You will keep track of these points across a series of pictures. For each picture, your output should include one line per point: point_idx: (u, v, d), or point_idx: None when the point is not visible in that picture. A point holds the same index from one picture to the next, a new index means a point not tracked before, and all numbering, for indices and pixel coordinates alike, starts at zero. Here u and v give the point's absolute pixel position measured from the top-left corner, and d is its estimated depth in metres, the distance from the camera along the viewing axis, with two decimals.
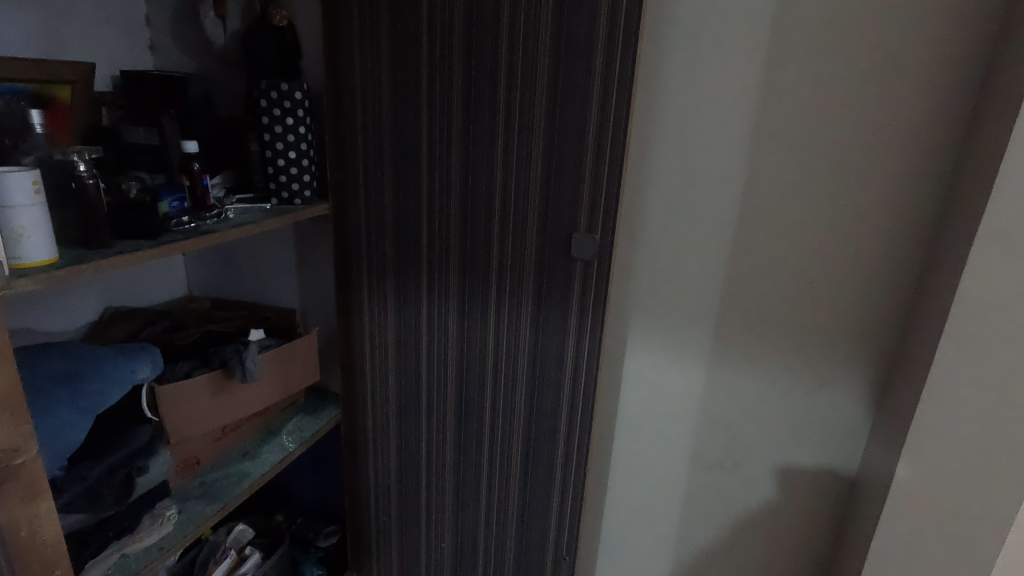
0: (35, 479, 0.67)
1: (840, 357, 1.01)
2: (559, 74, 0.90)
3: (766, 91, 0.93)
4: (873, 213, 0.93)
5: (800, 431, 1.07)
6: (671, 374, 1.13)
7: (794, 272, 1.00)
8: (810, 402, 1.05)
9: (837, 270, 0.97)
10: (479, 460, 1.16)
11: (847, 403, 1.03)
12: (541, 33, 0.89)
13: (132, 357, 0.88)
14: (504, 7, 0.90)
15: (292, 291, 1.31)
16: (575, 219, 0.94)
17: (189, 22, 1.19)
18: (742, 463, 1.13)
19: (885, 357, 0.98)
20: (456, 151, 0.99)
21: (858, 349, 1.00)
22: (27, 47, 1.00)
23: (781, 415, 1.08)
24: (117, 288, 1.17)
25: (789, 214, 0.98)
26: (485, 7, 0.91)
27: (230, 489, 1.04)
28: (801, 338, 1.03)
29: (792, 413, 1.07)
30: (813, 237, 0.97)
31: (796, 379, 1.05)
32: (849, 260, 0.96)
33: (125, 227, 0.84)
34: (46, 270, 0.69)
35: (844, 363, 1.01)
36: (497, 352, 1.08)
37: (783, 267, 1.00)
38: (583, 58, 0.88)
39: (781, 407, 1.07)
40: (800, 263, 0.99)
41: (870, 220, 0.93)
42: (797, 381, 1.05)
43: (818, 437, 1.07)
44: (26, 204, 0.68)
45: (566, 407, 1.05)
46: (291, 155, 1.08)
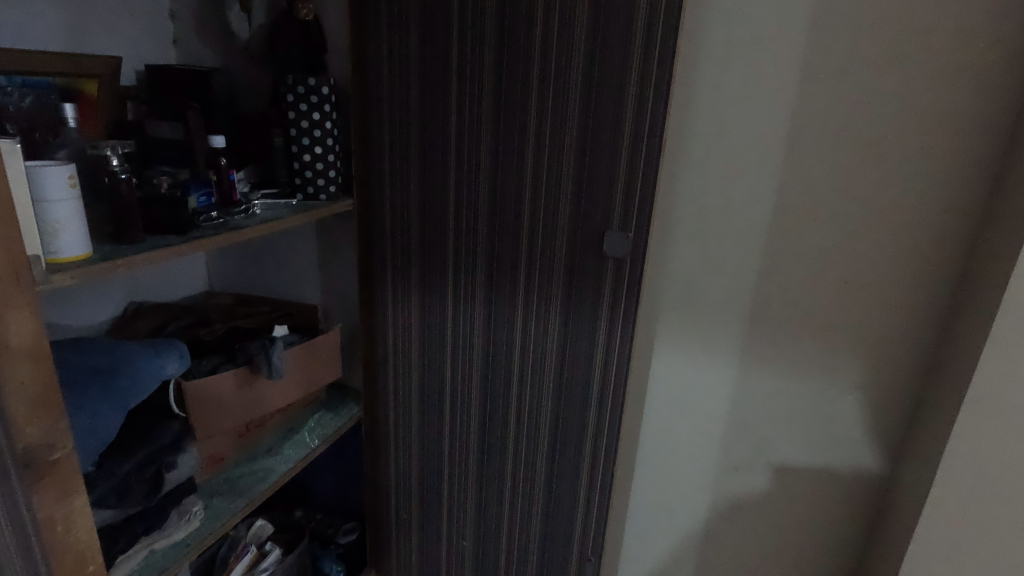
0: (70, 475, 0.67)
1: (874, 359, 0.99)
2: (594, 70, 0.88)
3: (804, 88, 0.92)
4: (913, 213, 0.91)
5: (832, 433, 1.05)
6: (699, 375, 1.11)
7: (829, 271, 0.98)
8: (842, 405, 1.03)
9: (875, 271, 0.95)
10: (503, 459, 1.16)
11: (882, 406, 1.01)
12: (576, 28, 0.88)
13: (161, 353, 0.88)
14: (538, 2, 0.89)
15: (314, 288, 1.30)
16: (608, 217, 0.93)
17: (214, 17, 1.19)
18: (770, 465, 1.12)
19: (920, 360, 0.96)
20: (486, 146, 0.98)
21: (894, 351, 0.98)
22: (53, 41, 1.00)
23: (813, 416, 1.06)
24: (140, 282, 1.17)
25: (825, 213, 0.96)
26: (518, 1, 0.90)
27: (255, 485, 1.04)
28: (836, 339, 1.01)
29: (824, 415, 1.05)
30: (850, 237, 0.95)
31: (829, 381, 1.03)
32: (886, 260, 0.94)
33: (156, 221, 0.83)
34: (80, 266, 0.69)
35: (879, 365, 0.99)
36: (525, 351, 1.07)
37: (818, 266, 0.98)
38: (619, 53, 0.86)
39: (813, 408, 1.05)
40: (836, 263, 0.97)
41: (909, 220, 0.92)
42: (827, 383, 1.03)
43: (850, 440, 1.05)
44: (62, 199, 0.67)
45: (595, 406, 1.04)
46: (317, 150, 1.07)
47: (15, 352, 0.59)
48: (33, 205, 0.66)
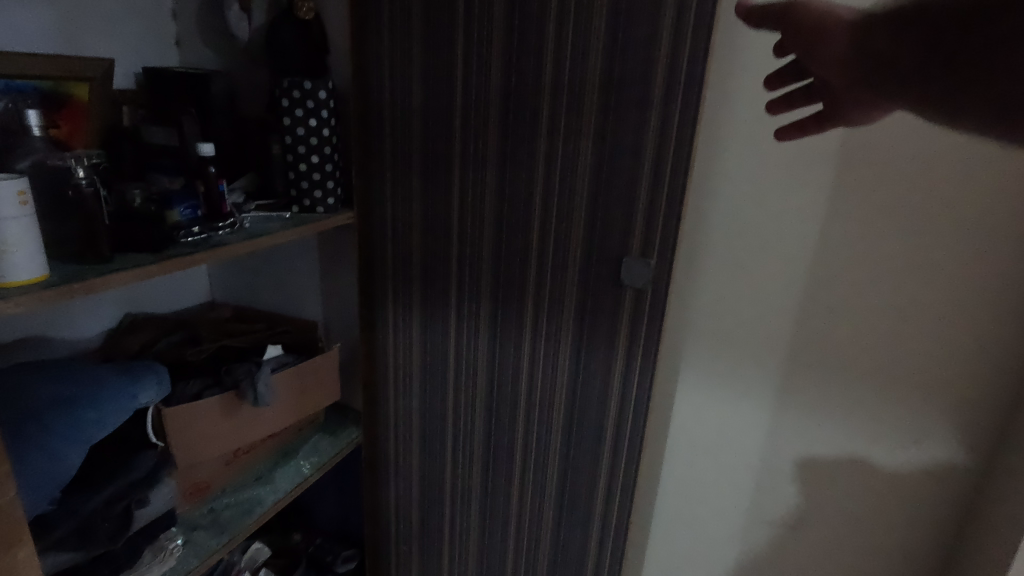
0: (11, 525, 0.60)
1: (941, 396, 0.90)
2: (613, 75, 0.79)
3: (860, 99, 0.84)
4: (980, 253, 0.83)
5: (889, 471, 0.97)
6: (732, 409, 1.04)
7: (889, 296, 0.89)
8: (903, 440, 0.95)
9: (942, 290, 0.87)
10: (508, 494, 1.06)
11: (949, 444, 0.92)
12: (594, 27, 0.79)
13: (135, 380, 0.82)
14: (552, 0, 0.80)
15: (314, 304, 1.22)
16: (627, 240, 0.84)
17: (215, 16, 1.11)
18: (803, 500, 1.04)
19: (994, 393, 0.87)
20: (493, 157, 0.89)
21: (963, 382, 0.89)
22: (46, 46, 0.92)
23: (866, 451, 0.97)
24: (140, 296, 1.11)
25: (877, 254, 0.89)
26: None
27: (240, 518, 0.97)
28: (898, 371, 0.92)
29: (887, 450, 0.96)
30: (917, 256, 0.87)
31: (892, 413, 0.94)
32: (962, 280, 0.85)
33: (129, 238, 0.77)
34: (29, 290, 0.62)
35: (948, 399, 0.90)
36: (532, 382, 0.98)
37: (886, 291, 0.89)
38: (642, 55, 0.77)
39: (873, 443, 0.97)
40: (905, 282, 0.88)
41: (975, 262, 0.84)
42: (888, 416, 0.94)
43: (909, 476, 0.96)
44: (10, 217, 0.60)
45: (609, 444, 0.94)
46: (313, 159, 0.99)
47: None
48: None
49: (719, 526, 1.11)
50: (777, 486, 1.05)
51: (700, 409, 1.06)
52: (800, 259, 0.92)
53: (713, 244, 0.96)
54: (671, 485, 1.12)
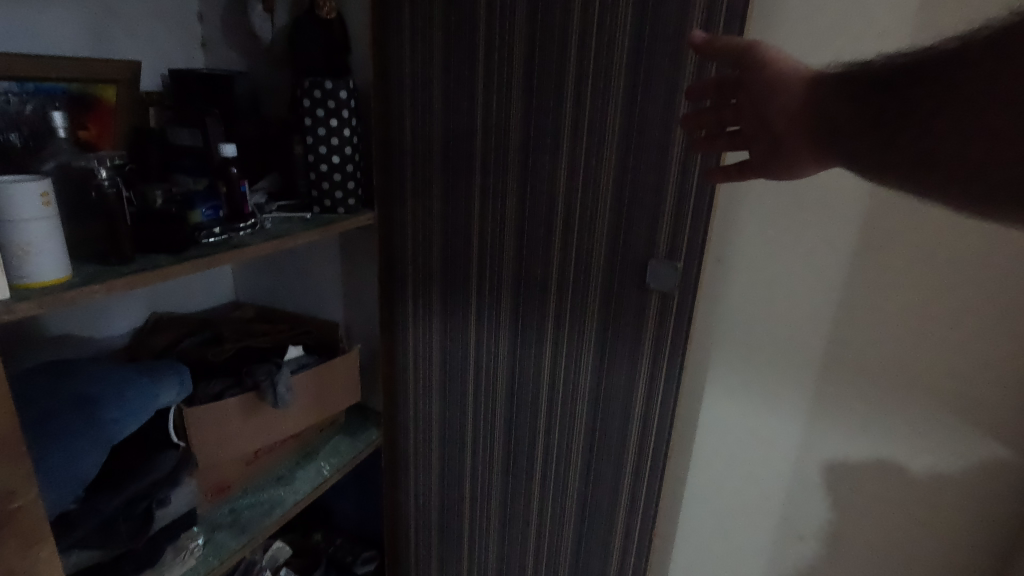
0: (33, 523, 0.60)
1: (989, 407, 0.85)
2: (640, 67, 0.76)
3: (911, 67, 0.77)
4: None
5: (935, 485, 0.91)
6: (763, 417, 1.00)
7: (937, 301, 0.84)
8: (950, 456, 0.89)
9: (988, 297, 0.81)
10: (528, 499, 1.04)
11: (1002, 458, 0.86)
12: (620, 17, 0.76)
13: (157, 380, 0.82)
14: None
15: (336, 305, 1.22)
16: (653, 242, 0.81)
17: (239, 19, 1.11)
18: (838, 512, 0.99)
19: None
20: (515, 156, 0.87)
21: (1014, 394, 0.83)
22: (75, 48, 0.92)
23: (912, 466, 0.92)
24: (165, 295, 1.12)
25: (921, 258, 0.83)
26: None
27: (260, 519, 0.97)
28: (942, 381, 0.86)
29: (933, 466, 0.91)
30: (969, 260, 0.81)
31: (938, 427, 0.89)
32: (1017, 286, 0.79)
33: (149, 239, 0.77)
34: (51, 291, 0.62)
35: (1000, 410, 0.85)
36: (553, 387, 0.95)
37: (931, 299, 0.84)
38: (671, 44, 0.74)
39: (917, 458, 0.91)
40: (947, 289, 0.83)
41: None
42: (935, 428, 0.89)
43: (953, 491, 0.91)
44: (35, 219, 0.60)
45: (632, 453, 0.92)
46: (334, 160, 0.98)
47: None
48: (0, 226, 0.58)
49: (747, 537, 1.08)
50: (810, 500, 1.00)
51: (729, 417, 1.02)
52: (839, 262, 0.87)
53: (745, 244, 0.92)
54: (698, 494, 1.09)
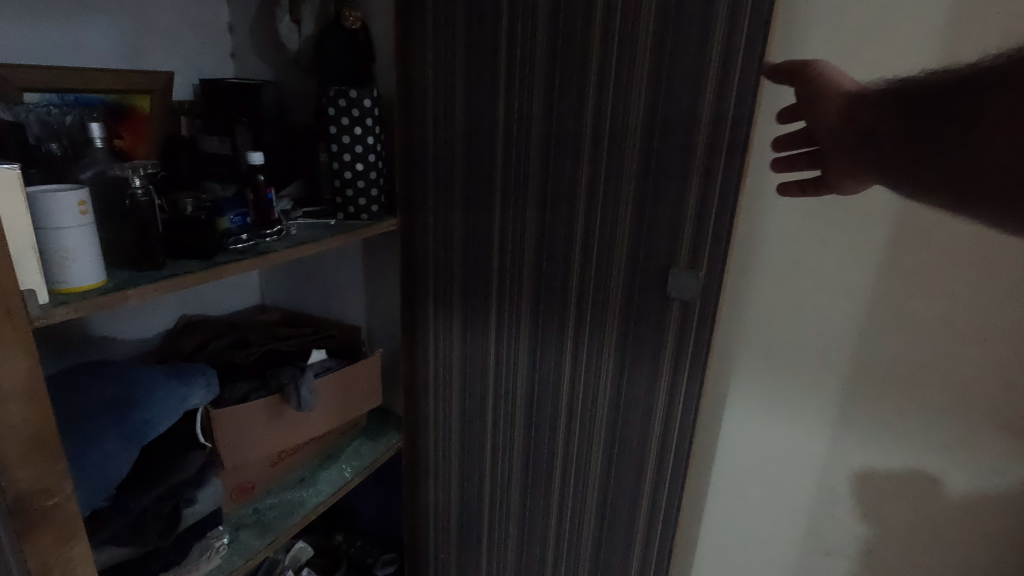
0: (68, 520, 0.62)
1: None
2: (662, 73, 0.76)
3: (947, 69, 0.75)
4: None
5: (966, 501, 0.89)
6: (787, 428, 0.98)
7: (969, 312, 0.81)
8: (985, 474, 0.86)
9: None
10: (547, 506, 1.04)
11: None
12: (643, 24, 0.76)
13: (186, 382, 0.84)
14: (597, 5, 0.78)
15: (359, 309, 1.24)
16: (674, 251, 0.81)
17: (267, 30, 1.14)
18: (866, 527, 0.96)
19: None
20: (535, 164, 0.88)
21: None
22: (112, 61, 0.96)
23: (944, 481, 0.89)
24: (194, 299, 1.15)
25: (951, 269, 0.81)
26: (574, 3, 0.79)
27: (283, 519, 0.98)
28: (973, 394, 0.84)
29: (965, 481, 0.88)
30: (1002, 271, 0.78)
31: (971, 442, 0.86)
32: None
33: (180, 245, 0.79)
34: (87, 296, 0.64)
35: None
36: (573, 395, 0.95)
37: (963, 309, 0.81)
38: (694, 50, 0.73)
39: (948, 475, 0.89)
40: (980, 302, 0.80)
41: None
42: (966, 442, 0.86)
43: (985, 509, 0.88)
44: (72, 227, 0.62)
45: (652, 462, 0.91)
46: (358, 167, 1.00)
47: (7, 393, 0.55)
48: (40, 234, 0.61)
49: (771, 550, 1.06)
50: (836, 515, 0.98)
51: (752, 427, 1.01)
52: (868, 270, 0.85)
53: (770, 251, 0.91)
54: (720, 506, 1.07)
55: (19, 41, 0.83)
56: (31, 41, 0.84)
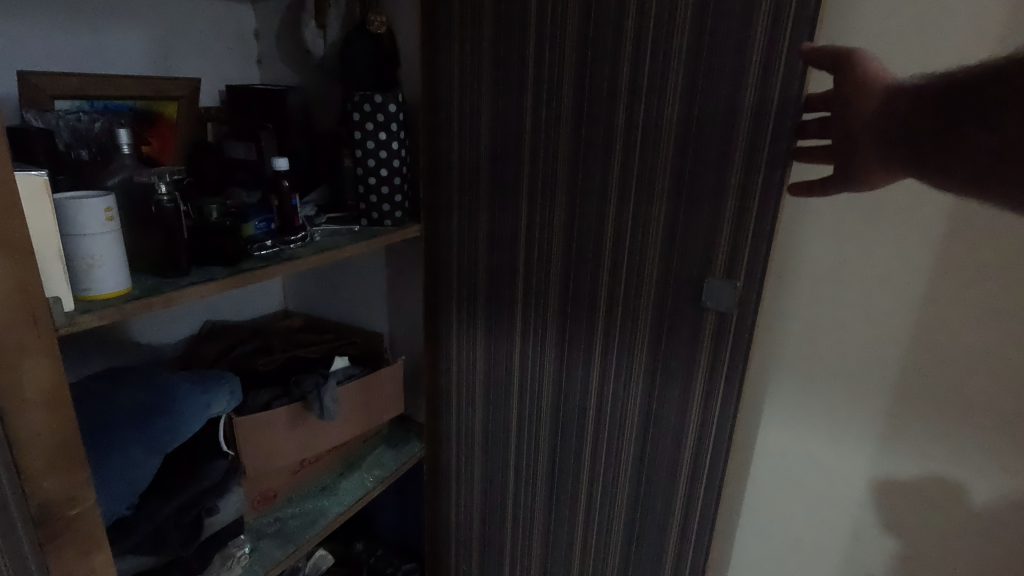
0: (89, 530, 0.62)
1: None
2: (698, 73, 0.73)
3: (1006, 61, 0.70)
4: None
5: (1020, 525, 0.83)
6: (828, 444, 0.93)
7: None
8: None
9: None
10: (573, 519, 1.01)
11: None
12: (678, 22, 0.73)
13: (209, 390, 0.83)
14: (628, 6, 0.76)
15: (382, 315, 1.23)
16: (710, 259, 0.78)
17: (293, 36, 1.13)
18: (910, 548, 0.92)
19: None
20: (562, 168, 0.85)
21: None
22: (141, 66, 0.96)
23: (999, 502, 0.84)
24: (218, 304, 1.15)
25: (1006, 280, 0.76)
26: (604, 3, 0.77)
27: (304, 528, 0.97)
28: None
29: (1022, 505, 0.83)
30: None
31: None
32: None
33: (204, 252, 0.78)
34: (113, 303, 0.63)
35: None
36: (602, 406, 0.92)
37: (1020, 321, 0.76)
38: (731, 48, 0.70)
39: (1002, 497, 0.84)
40: None
41: None
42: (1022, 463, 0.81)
43: None
44: (98, 233, 0.62)
45: (684, 478, 0.87)
46: (382, 173, 0.98)
47: (31, 402, 0.54)
48: (67, 240, 0.61)
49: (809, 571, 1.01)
50: (879, 536, 0.93)
51: (789, 443, 0.97)
52: (916, 279, 0.81)
53: (808, 259, 0.87)
54: (754, 524, 1.03)
55: (51, 47, 0.84)
56: (63, 47, 0.85)
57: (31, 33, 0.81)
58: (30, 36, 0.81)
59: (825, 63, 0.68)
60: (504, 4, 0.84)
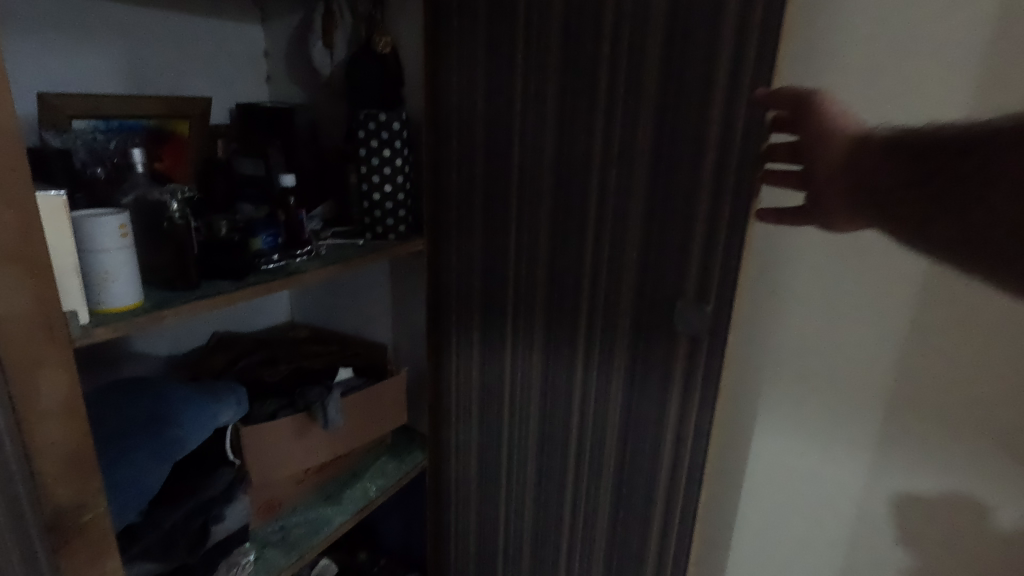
0: (100, 536, 0.64)
1: None
2: (673, 95, 0.75)
3: (985, 91, 0.71)
4: None
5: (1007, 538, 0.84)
6: (816, 457, 0.94)
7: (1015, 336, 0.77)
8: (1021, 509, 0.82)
9: None
10: (559, 530, 1.02)
11: None
12: (650, 44, 0.76)
13: (216, 400, 0.86)
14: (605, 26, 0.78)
15: (385, 327, 1.25)
16: (684, 276, 0.80)
17: (301, 55, 1.17)
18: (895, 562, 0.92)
19: None
20: (547, 184, 0.88)
21: None
22: (154, 84, 1.00)
23: (981, 513, 0.85)
24: (226, 317, 1.18)
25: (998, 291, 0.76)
26: (583, 25, 0.80)
27: (309, 536, 0.99)
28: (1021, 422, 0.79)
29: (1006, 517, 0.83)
30: None
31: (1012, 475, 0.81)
32: None
33: (214, 267, 0.81)
34: (126, 316, 0.66)
35: None
36: (585, 418, 0.94)
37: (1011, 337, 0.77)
38: (703, 70, 0.73)
39: (985, 509, 0.84)
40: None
41: None
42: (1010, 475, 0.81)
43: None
44: (113, 249, 0.65)
45: (663, 490, 0.89)
46: (386, 189, 1.01)
47: (46, 412, 0.56)
48: (84, 257, 0.63)
49: None
50: (865, 548, 0.94)
51: (776, 454, 0.97)
52: (906, 293, 0.82)
53: (796, 273, 0.88)
54: (743, 536, 1.04)
55: (70, 70, 0.88)
56: (82, 69, 0.89)
57: (48, 56, 0.85)
58: (50, 60, 0.85)
59: (787, 102, 0.71)
60: (495, 25, 0.87)
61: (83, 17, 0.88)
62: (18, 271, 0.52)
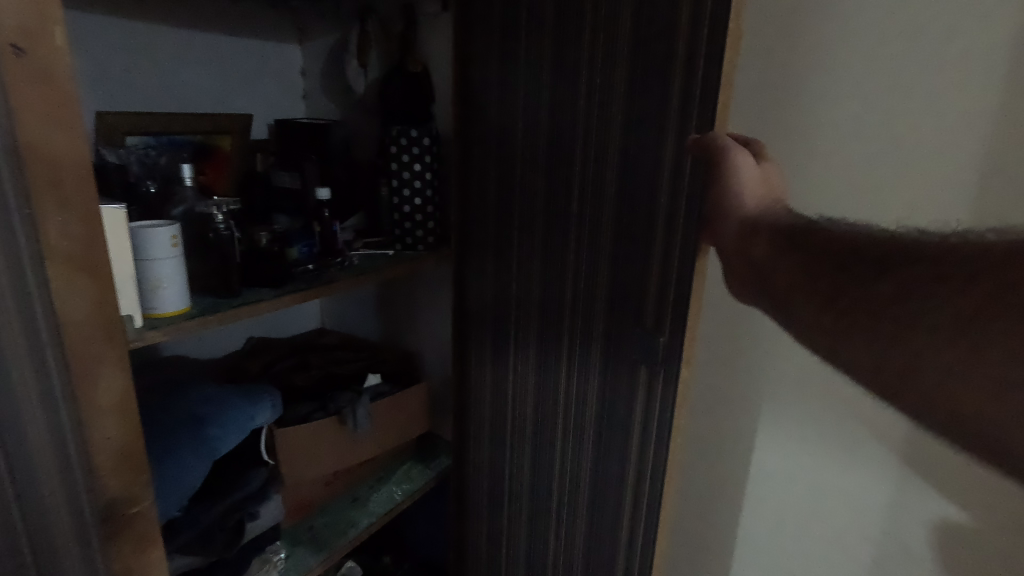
0: (146, 527, 0.67)
1: None
2: (635, 108, 0.73)
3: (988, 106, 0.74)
4: None
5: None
6: (838, 469, 0.94)
7: None
8: None
9: None
10: (546, 550, 1.00)
11: None
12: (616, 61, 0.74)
13: (253, 402, 0.90)
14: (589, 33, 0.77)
15: (413, 335, 1.28)
16: (644, 302, 0.77)
17: (338, 73, 1.22)
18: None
19: None
20: (539, 196, 0.87)
21: None
22: (203, 101, 1.06)
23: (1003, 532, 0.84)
24: (262, 322, 1.23)
25: None
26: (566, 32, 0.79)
27: (337, 537, 1.02)
28: None
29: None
30: None
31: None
32: None
33: (255, 275, 0.86)
34: (175, 321, 0.70)
35: None
36: (566, 437, 0.92)
37: None
38: (662, 81, 0.70)
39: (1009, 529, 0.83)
40: None
41: None
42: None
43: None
44: (165, 258, 0.69)
45: (628, 511, 0.86)
46: (416, 202, 1.06)
47: (103, 409, 0.60)
48: (138, 265, 0.68)
49: None
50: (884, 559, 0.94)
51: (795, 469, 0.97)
52: None
53: None
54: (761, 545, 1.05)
55: (130, 92, 0.95)
56: (141, 90, 0.96)
57: (112, 80, 0.92)
58: (114, 84, 0.92)
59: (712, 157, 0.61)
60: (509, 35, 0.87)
61: (136, 41, 0.95)
62: (85, 278, 0.56)
